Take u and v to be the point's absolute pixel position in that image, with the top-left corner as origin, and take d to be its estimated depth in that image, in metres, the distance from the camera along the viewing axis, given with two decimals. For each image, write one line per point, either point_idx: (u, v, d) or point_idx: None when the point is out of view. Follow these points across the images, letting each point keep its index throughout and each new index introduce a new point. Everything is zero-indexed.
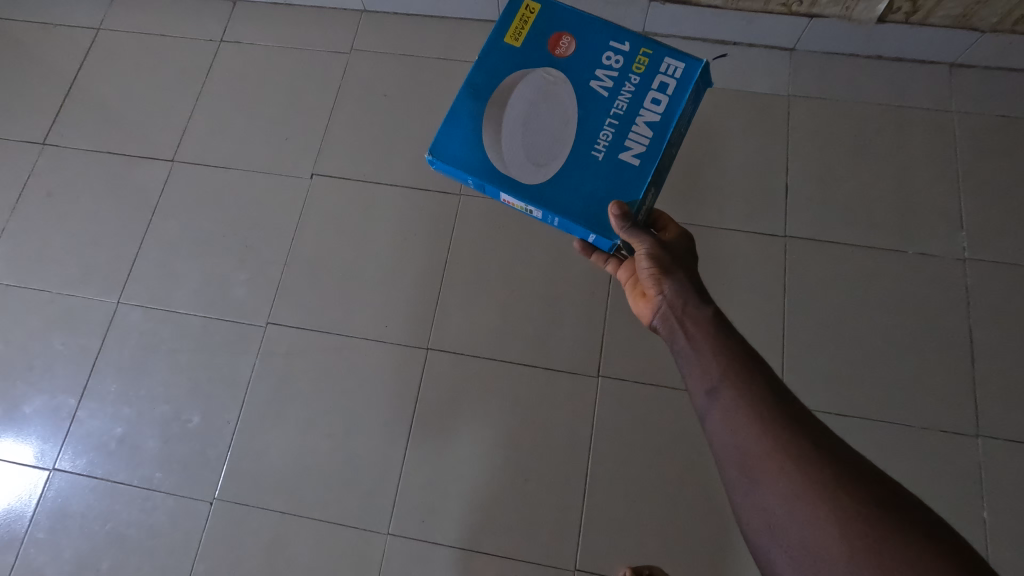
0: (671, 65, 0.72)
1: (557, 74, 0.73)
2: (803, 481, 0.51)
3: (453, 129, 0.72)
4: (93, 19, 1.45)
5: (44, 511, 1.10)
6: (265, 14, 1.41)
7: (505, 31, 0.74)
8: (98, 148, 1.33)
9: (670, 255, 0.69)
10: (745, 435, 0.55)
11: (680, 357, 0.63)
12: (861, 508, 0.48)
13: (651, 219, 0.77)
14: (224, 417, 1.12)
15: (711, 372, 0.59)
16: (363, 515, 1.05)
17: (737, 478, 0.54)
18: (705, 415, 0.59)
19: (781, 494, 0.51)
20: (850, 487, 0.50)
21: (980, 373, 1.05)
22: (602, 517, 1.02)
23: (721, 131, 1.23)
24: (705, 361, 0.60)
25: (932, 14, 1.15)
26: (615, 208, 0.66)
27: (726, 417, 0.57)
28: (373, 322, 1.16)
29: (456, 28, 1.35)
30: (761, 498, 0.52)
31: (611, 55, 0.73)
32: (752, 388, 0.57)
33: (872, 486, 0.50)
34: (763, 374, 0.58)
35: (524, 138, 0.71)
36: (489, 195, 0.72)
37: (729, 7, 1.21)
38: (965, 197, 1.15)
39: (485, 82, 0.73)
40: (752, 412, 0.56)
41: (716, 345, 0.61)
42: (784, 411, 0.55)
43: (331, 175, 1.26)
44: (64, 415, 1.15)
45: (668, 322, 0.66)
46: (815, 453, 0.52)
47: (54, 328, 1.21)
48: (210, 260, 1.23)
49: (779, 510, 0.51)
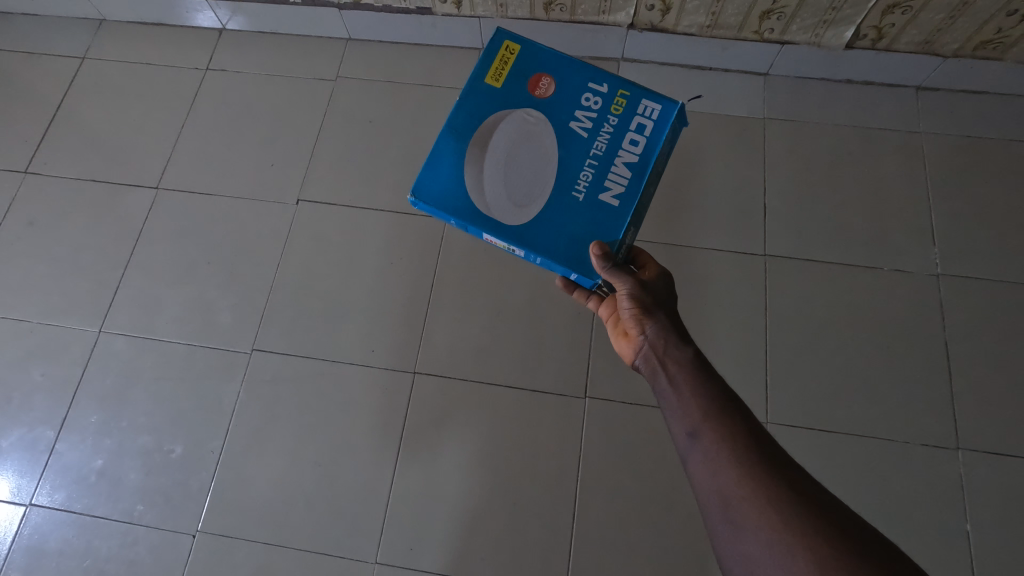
0: (648, 107, 0.74)
1: (537, 115, 0.75)
2: (782, 524, 0.53)
3: (436, 169, 0.74)
4: (78, 49, 1.45)
5: (20, 548, 1.07)
6: (251, 43, 1.43)
7: (487, 73, 0.77)
8: (81, 176, 1.33)
9: (650, 296, 0.72)
10: (725, 478, 0.57)
11: (662, 398, 0.66)
12: (838, 551, 0.50)
13: (631, 256, 0.79)
14: (208, 446, 1.11)
15: (692, 415, 0.62)
16: (350, 544, 1.04)
17: (719, 521, 0.56)
18: (686, 457, 0.61)
19: (760, 537, 0.53)
20: (825, 530, 0.52)
21: (957, 386, 1.07)
22: (592, 540, 1.02)
23: (700, 154, 1.26)
24: (686, 403, 0.63)
25: (898, 40, 1.19)
26: (596, 248, 0.67)
27: (707, 460, 0.59)
28: (360, 347, 1.16)
29: (441, 55, 1.38)
30: (742, 540, 0.54)
31: (590, 97, 0.75)
32: (731, 431, 0.60)
33: (845, 528, 0.52)
34: (742, 419, 0.61)
35: (505, 178, 0.73)
36: (471, 234, 0.73)
37: (704, 34, 1.25)
38: (936, 215, 1.19)
39: (467, 122, 0.75)
40: (731, 455, 0.58)
41: (696, 388, 0.64)
42: (761, 453, 0.58)
43: (317, 201, 1.27)
44: (42, 448, 1.13)
45: (650, 363, 0.69)
46: (792, 496, 0.55)
47: (34, 359, 1.19)
48: (194, 287, 1.22)
49: (760, 553, 0.53)
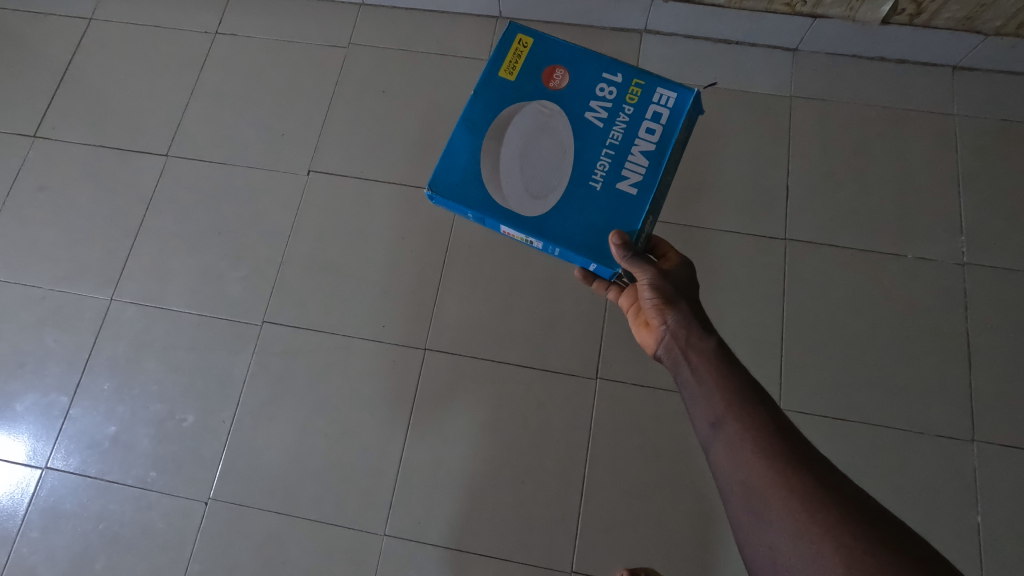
0: (663, 95, 0.71)
1: (552, 107, 0.72)
2: (808, 517, 0.52)
3: (452, 162, 0.71)
4: (85, 10, 1.42)
5: (37, 509, 1.09)
6: (261, 6, 1.39)
7: (500, 67, 0.74)
8: (90, 142, 1.31)
9: (672, 285, 0.70)
10: (748, 469, 0.56)
11: (685, 389, 0.65)
12: (866, 546, 0.49)
13: (651, 245, 0.77)
14: (218, 416, 1.12)
15: (714, 406, 0.61)
16: (359, 514, 1.05)
17: (743, 512, 0.56)
18: (709, 447, 0.60)
19: (784, 531, 0.52)
20: (854, 524, 0.51)
21: (977, 378, 1.05)
22: (599, 519, 1.03)
23: (724, 133, 1.22)
24: (708, 395, 0.62)
25: (937, 15, 1.14)
26: (615, 237, 0.65)
27: (730, 451, 0.58)
28: (370, 321, 1.15)
29: (456, 22, 1.33)
30: (767, 532, 0.53)
31: (604, 87, 0.72)
32: (755, 423, 0.59)
33: (874, 523, 0.51)
34: (767, 410, 0.60)
35: (522, 171, 0.70)
36: (489, 227, 0.71)
37: (732, 6, 1.21)
38: (966, 201, 1.15)
39: (482, 116, 0.72)
40: (755, 447, 0.57)
41: (719, 378, 0.62)
42: (786, 445, 0.57)
43: (329, 172, 1.25)
44: (57, 413, 1.14)
45: (672, 352, 0.68)
46: (818, 489, 0.54)
47: (46, 325, 1.19)
48: (205, 257, 1.21)
49: (785, 546, 0.52)
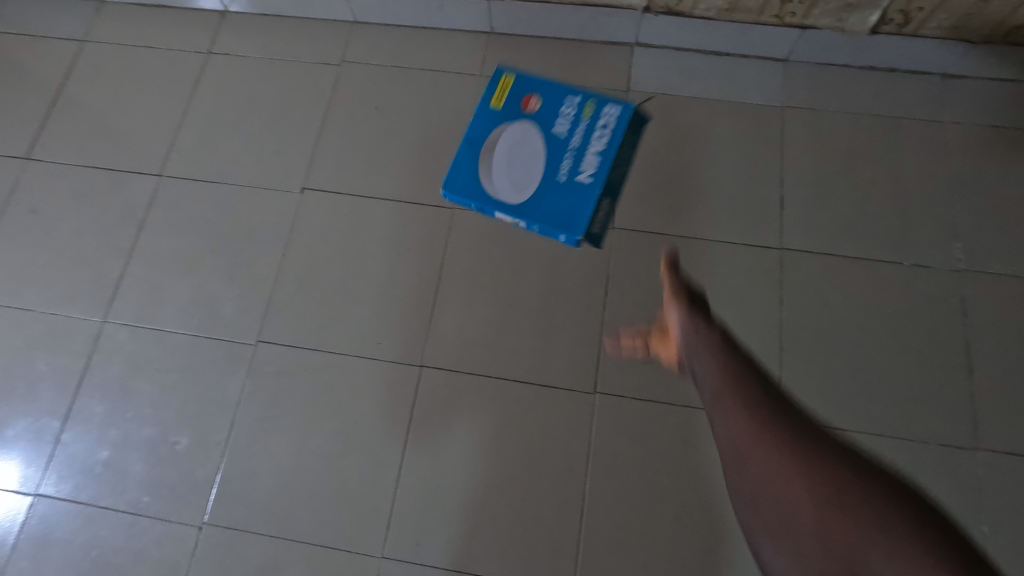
0: None
1: None
2: (778, 465, 0.65)
3: None
4: (78, 31, 1.42)
5: (27, 537, 1.07)
6: (255, 25, 1.40)
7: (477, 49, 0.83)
8: (83, 163, 1.31)
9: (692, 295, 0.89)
10: (737, 430, 0.69)
11: (697, 379, 0.79)
12: (837, 500, 0.61)
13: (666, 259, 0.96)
14: (212, 438, 1.10)
15: (716, 382, 0.74)
16: (357, 536, 1.03)
17: (732, 468, 0.69)
18: (741, 499, 0.69)
19: (763, 478, 0.66)
20: (832, 485, 0.63)
21: (977, 384, 1.05)
22: (600, 537, 1.01)
23: (717, 143, 1.22)
24: (712, 375, 0.76)
25: (924, 24, 1.15)
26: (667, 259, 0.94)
27: (728, 416, 0.70)
28: (365, 338, 1.14)
29: (448, 38, 1.34)
30: (747, 472, 0.67)
31: None
32: (746, 397, 0.71)
33: (846, 482, 0.62)
34: (766, 395, 0.71)
35: None
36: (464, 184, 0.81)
37: (722, 18, 1.22)
38: (959, 207, 1.15)
39: None
40: (745, 413, 0.70)
41: (721, 364, 0.76)
42: (789, 426, 0.68)
43: (322, 189, 1.24)
44: (48, 438, 1.12)
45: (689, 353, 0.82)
46: (800, 451, 0.66)
47: (38, 348, 1.18)
48: (198, 276, 1.20)
49: (758, 485, 0.66)
